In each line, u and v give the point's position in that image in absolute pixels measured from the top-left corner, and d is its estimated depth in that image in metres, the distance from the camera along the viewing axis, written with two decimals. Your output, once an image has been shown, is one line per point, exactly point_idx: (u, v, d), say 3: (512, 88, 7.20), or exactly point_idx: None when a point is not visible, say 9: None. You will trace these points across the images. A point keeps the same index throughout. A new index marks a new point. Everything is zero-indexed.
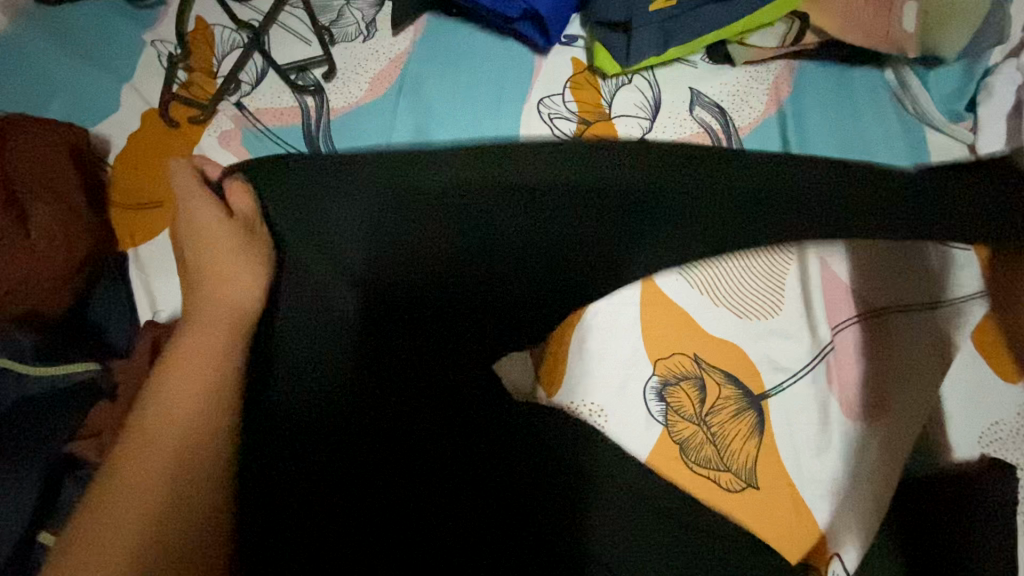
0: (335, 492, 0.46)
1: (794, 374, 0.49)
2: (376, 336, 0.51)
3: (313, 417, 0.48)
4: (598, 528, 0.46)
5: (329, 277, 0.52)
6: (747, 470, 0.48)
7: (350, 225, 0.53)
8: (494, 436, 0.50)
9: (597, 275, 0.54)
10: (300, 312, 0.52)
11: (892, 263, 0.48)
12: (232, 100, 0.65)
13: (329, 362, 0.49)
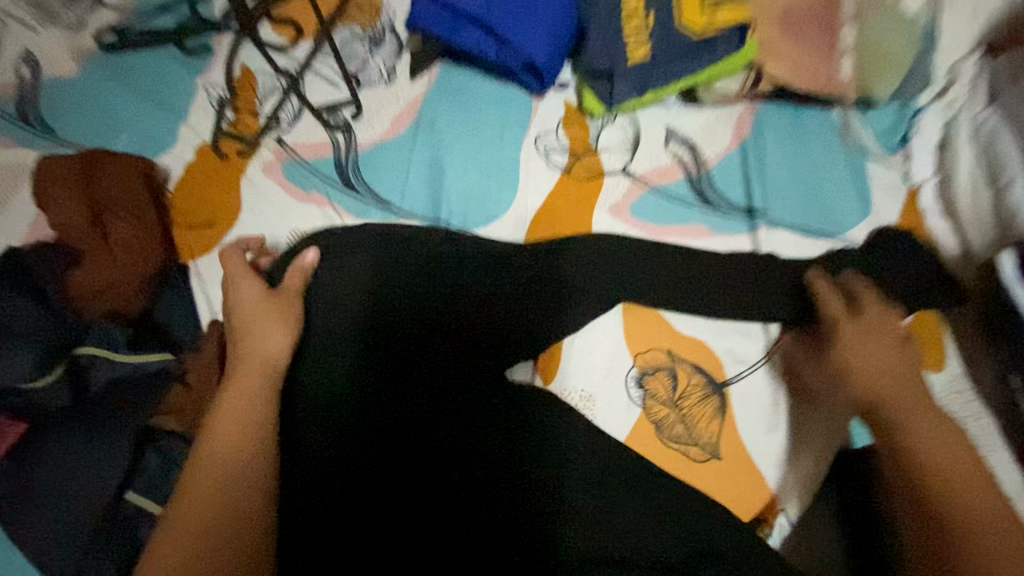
0: (371, 489, 0.57)
1: (750, 365, 0.62)
2: (387, 397, 0.60)
3: (337, 460, 0.58)
4: (579, 527, 0.55)
5: (347, 347, 0.62)
6: (712, 444, 0.58)
7: (342, 275, 0.64)
8: (480, 464, 0.58)
9: (582, 296, 0.65)
10: (320, 378, 0.61)
11: (818, 284, 0.63)
12: (273, 136, 0.76)
13: (347, 416, 0.59)
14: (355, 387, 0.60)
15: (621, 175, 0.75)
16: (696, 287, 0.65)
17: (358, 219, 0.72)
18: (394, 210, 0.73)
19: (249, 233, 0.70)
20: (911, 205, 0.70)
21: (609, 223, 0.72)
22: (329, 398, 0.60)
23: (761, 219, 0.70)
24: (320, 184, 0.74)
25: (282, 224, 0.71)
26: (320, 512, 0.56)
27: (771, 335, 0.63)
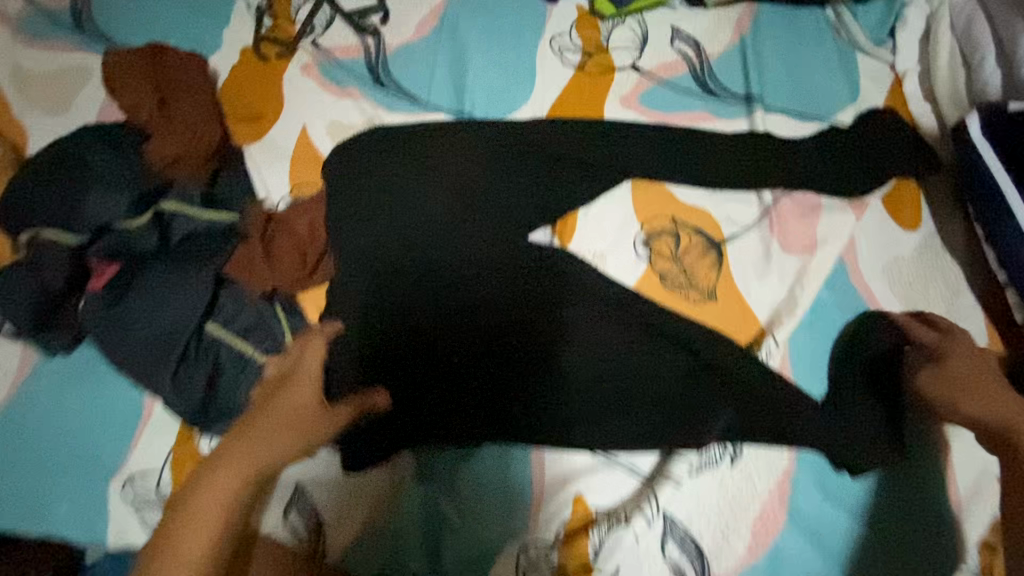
0: (393, 364, 0.61)
1: (744, 226, 0.69)
2: (416, 280, 0.64)
3: (366, 336, 0.61)
4: (586, 385, 0.60)
5: (376, 233, 0.65)
6: (709, 289, 0.66)
7: (367, 174, 0.68)
8: (492, 343, 0.62)
9: (593, 177, 0.71)
10: (351, 260, 0.65)
11: (805, 157, 0.71)
12: (309, 41, 0.83)
13: (378, 295, 0.63)
14: (383, 289, 0.63)
15: (631, 71, 0.81)
16: (699, 162, 0.71)
17: (390, 112, 0.79)
18: (422, 104, 0.80)
19: (291, 124, 0.77)
20: (895, 91, 0.76)
21: (620, 112, 0.78)
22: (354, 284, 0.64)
23: (758, 104, 0.76)
24: (354, 82, 0.81)
25: (320, 116, 0.78)
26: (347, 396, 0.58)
27: (765, 202, 0.71)
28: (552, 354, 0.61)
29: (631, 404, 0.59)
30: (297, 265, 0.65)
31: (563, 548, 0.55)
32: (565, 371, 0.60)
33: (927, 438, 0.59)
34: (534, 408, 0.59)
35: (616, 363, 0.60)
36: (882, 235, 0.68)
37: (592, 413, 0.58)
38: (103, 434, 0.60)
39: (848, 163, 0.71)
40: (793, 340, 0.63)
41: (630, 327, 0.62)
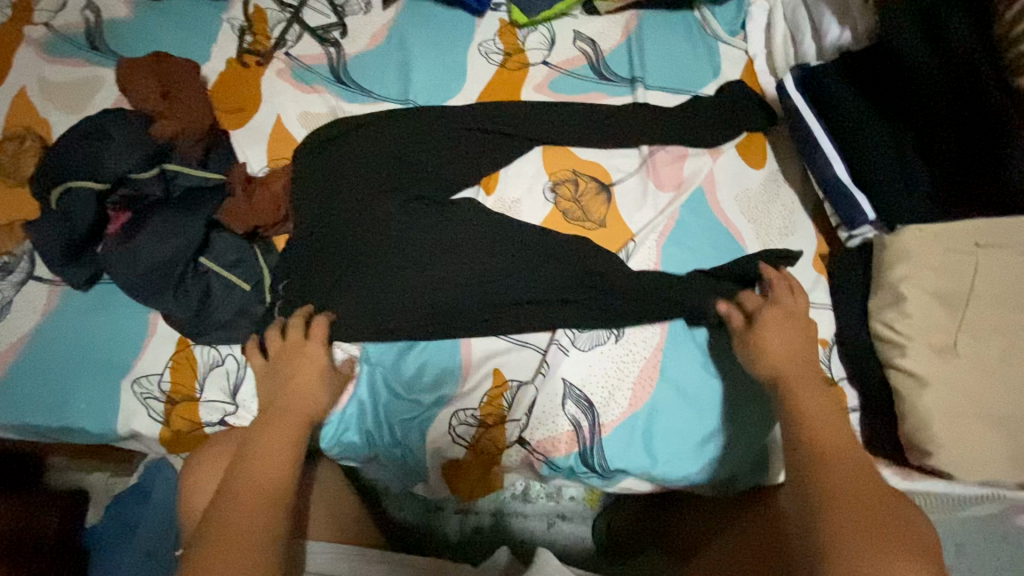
0: (346, 286, 0.73)
1: (628, 173, 0.88)
2: (360, 218, 0.76)
3: (328, 264, 0.74)
4: (508, 298, 0.73)
5: (343, 193, 0.83)
6: (601, 219, 0.85)
7: (342, 153, 0.87)
8: (426, 264, 0.74)
9: (516, 144, 0.90)
10: (319, 209, 0.81)
11: (678, 118, 0.89)
12: (282, 52, 1.03)
13: (334, 230, 0.76)
14: (340, 224, 0.76)
15: (542, 65, 1.01)
16: (591, 128, 0.90)
17: (349, 103, 0.98)
18: (375, 96, 0.99)
19: (269, 114, 0.96)
20: (748, 68, 0.97)
21: (533, 97, 0.98)
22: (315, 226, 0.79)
23: (640, 82, 0.97)
24: (319, 81, 1.00)
25: (292, 108, 0.97)
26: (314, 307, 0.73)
27: (644, 154, 0.90)
28: (482, 276, 0.74)
29: (536, 308, 0.73)
30: (271, 209, 0.80)
31: (484, 409, 0.71)
32: (487, 285, 0.73)
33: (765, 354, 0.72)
34: (463, 315, 0.73)
35: (526, 274, 0.74)
36: (734, 174, 0.87)
37: (511, 315, 0.73)
38: (117, 346, 0.75)
39: (714, 121, 0.89)
40: (664, 252, 0.81)
41: (541, 255, 0.75)
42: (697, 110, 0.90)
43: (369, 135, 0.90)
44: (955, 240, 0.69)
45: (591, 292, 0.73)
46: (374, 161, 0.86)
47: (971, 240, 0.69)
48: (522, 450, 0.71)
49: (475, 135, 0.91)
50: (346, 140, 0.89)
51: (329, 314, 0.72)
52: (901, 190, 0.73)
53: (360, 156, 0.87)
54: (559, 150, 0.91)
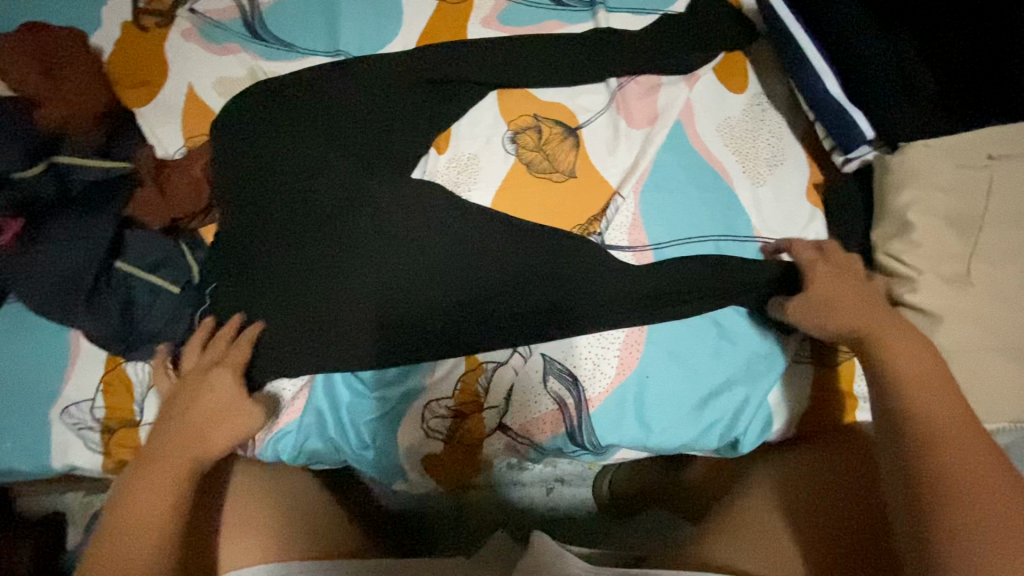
0: (297, 288, 0.66)
1: (595, 111, 0.78)
2: (309, 214, 0.69)
3: (277, 266, 0.67)
4: (476, 277, 0.65)
5: (276, 171, 0.73)
6: (569, 167, 0.75)
7: (270, 122, 0.77)
8: (381, 251, 0.66)
9: (467, 93, 0.80)
10: (249, 195, 0.71)
11: (644, 47, 0.79)
12: (186, 8, 0.88)
13: (281, 229, 0.69)
14: (288, 223, 0.69)
15: None
16: (549, 69, 0.80)
17: (270, 62, 0.85)
18: (300, 50, 0.86)
19: (178, 83, 0.83)
20: None
21: (481, 33, 0.86)
22: (250, 217, 0.70)
23: (601, 5, 0.85)
24: (234, 38, 0.86)
25: (204, 74, 0.84)
26: (263, 314, 0.65)
27: (611, 88, 0.80)
28: (447, 256, 0.66)
29: (506, 288, 0.65)
30: (190, 197, 0.71)
31: (458, 397, 0.64)
32: (451, 267, 0.65)
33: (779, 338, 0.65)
34: (429, 302, 0.65)
35: (492, 263, 0.65)
36: (715, 101, 0.77)
37: (480, 295, 0.65)
38: (36, 374, 0.66)
39: (684, 47, 0.79)
40: (641, 197, 0.72)
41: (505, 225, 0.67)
42: (663, 35, 0.80)
43: (299, 102, 0.79)
44: (967, 155, 0.62)
45: (569, 260, 0.65)
46: (305, 140, 0.75)
47: (985, 151, 0.62)
48: (504, 437, 0.65)
49: (419, 88, 0.80)
50: (273, 111, 0.78)
51: (280, 319, 0.65)
52: (902, 102, 0.65)
53: (291, 128, 0.76)
54: (517, 93, 0.81)
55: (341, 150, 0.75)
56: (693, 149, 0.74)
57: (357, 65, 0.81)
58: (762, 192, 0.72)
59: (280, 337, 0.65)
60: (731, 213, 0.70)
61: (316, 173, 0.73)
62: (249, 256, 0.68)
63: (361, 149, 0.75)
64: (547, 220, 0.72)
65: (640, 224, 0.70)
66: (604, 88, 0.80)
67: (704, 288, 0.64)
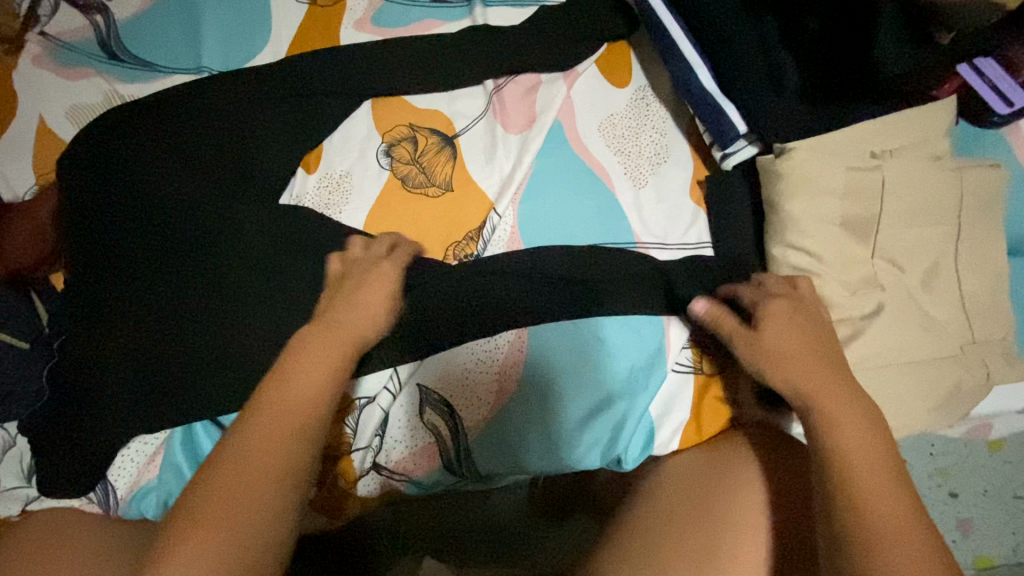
0: (152, 339, 0.63)
1: (471, 118, 0.74)
2: (168, 259, 0.66)
3: (130, 313, 0.63)
4: None
5: (123, 206, 0.67)
6: (446, 181, 0.71)
7: (118, 150, 0.71)
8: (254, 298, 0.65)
9: (337, 102, 0.75)
10: (95, 235, 0.66)
11: (521, 44, 0.75)
12: (37, 31, 0.83)
13: (135, 272, 0.65)
14: (142, 266, 0.65)
15: None
16: (421, 73, 0.75)
17: (127, 83, 0.79)
18: (159, 68, 0.80)
19: (29, 115, 0.78)
20: None
21: (353, 37, 0.80)
22: (100, 260, 0.66)
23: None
24: (87, 60, 0.80)
25: (56, 102, 0.78)
26: (113, 366, 0.61)
27: (489, 91, 0.75)
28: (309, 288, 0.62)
29: None
30: (32, 242, 0.67)
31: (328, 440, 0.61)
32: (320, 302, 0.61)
33: (662, 348, 0.63)
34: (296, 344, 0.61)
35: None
36: (596, 96, 0.73)
37: None
38: None
39: (561, 42, 0.75)
40: (517, 209, 0.68)
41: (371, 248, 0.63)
42: (540, 30, 0.75)
43: (153, 122, 0.73)
44: (850, 154, 0.59)
45: (444, 289, 0.63)
46: (159, 167, 0.70)
47: (867, 149, 0.60)
48: (379, 476, 0.62)
49: (284, 100, 0.74)
50: (122, 136, 0.72)
51: (134, 370, 0.62)
52: (770, 90, 0.62)
53: (142, 155, 0.70)
54: (390, 100, 0.76)
55: (196, 177, 0.70)
56: (572, 153, 0.70)
57: (216, 81, 0.76)
58: (642, 194, 0.68)
59: (134, 388, 0.62)
60: (608, 219, 0.67)
61: (169, 205, 0.68)
62: (100, 301, 0.64)
63: (221, 173, 0.71)
64: (425, 238, 0.69)
65: (518, 237, 0.67)
66: (482, 91, 0.76)
67: (576, 305, 0.62)
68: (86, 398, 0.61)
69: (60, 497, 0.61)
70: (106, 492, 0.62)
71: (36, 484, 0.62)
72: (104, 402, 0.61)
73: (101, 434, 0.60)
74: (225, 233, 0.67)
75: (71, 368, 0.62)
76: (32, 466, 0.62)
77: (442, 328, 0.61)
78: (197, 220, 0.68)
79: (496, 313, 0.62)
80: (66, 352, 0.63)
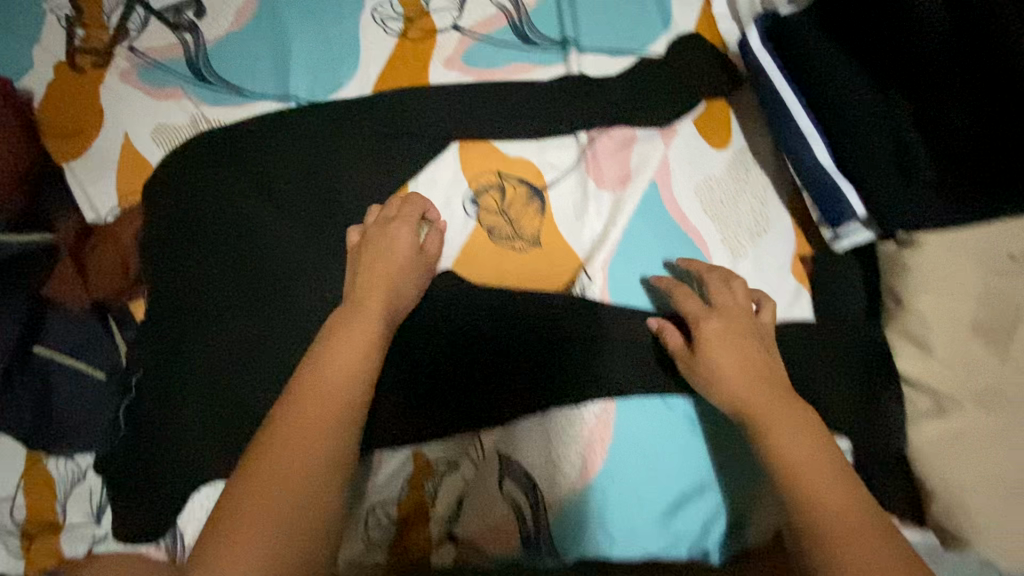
0: (232, 383, 0.61)
1: (562, 169, 0.72)
2: (254, 301, 0.65)
3: (212, 353, 0.62)
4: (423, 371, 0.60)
5: (213, 241, 0.67)
6: (533, 235, 0.69)
7: (207, 180, 0.70)
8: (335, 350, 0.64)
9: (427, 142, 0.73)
10: (181, 267, 0.65)
11: (619, 97, 0.73)
12: (124, 45, 0.81)
13: (219, 311, 0.64)
14: (227, 304, 0.64)
15: (452, 32, 0.81)
16: (512, 118, 0.73)
17: (213, 106, 0.78)
18: (246, 93, 0.79)
19: (116, 133, 0.77)
20: (705, 13, 0.79)
21: (442, 75, 0.79)
22: (184, 294, 0.64)
23: (573, 47, 0.78)
24: (175, 81, 0.79)
25: (142, 121, 0.77)
26: (192, 410, 0.60)
27: (581, 143, 0.73)
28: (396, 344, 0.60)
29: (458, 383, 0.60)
30: (117, 270, 0.66)
31: (403, 503, 0.59)
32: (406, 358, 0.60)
33: None
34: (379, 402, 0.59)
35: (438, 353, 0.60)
36: (696, 158, 0.71)
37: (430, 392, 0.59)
38: None
39: (661, 98, 0.72)
40: (609, 272, 0.65)
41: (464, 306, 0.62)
42: (639, 85, 0.73)
43: (241, 151, 0.72)
44: (984, 254, 0.56)
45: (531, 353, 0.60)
46: (246, 199, 0.69)
47: (1003, 249, 0.56)
48: (455, 549, 0.59)
49: (372, 135, 0.72)
50: (210, 165, 0.71)
51: (214, 414, 0.60)
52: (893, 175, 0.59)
53: (231, 187, 0.69)
54: (479, 146, 0.74)
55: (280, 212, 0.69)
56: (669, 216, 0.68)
57: (304, 110, 0.74)
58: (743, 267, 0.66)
59: (212, 433, 0.60)
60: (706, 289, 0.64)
61: (256, 244, 0.67)
62: (181, 339, 0.62)
63: (310, 212, 0.69)
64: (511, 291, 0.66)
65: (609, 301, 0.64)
66: (574, 140, 0.74)
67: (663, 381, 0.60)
68: (164, 438, 0.60)
69: (129, 539, 0.60)
70: (175, 538, 0.60)
71: (104, 523, 0.60)
72: (182, 446, 0.59)
73: (176, 479, 0.59)
74: (311, 277, 0.66)
75: (149, 406, 0.61)
76: (103, 504, 0.61)
77: (525, 393, 0.59)
78: (284, 261, 0.67)
79: (581, 384, 0.59)
80: (143, 387, 0.62)
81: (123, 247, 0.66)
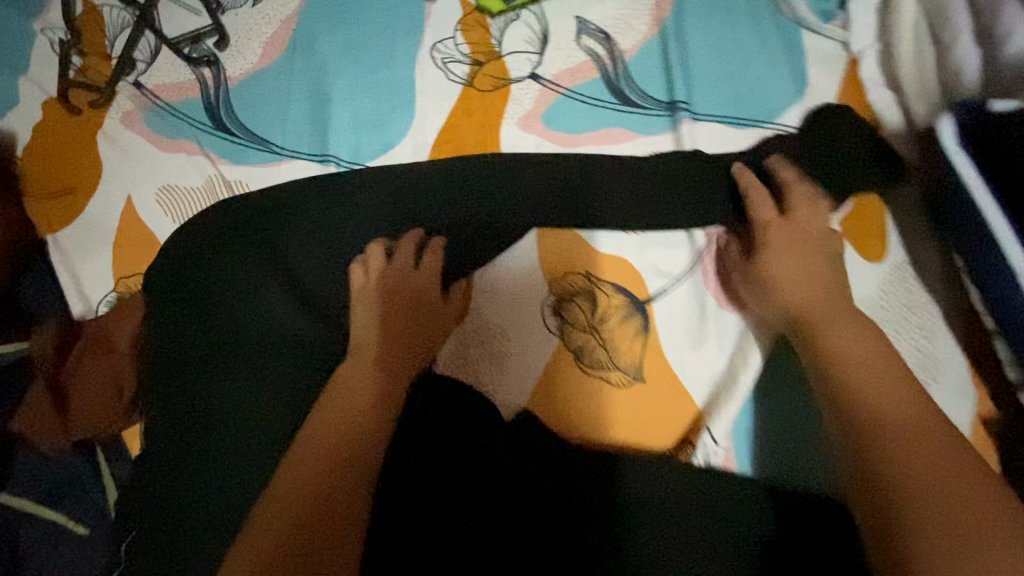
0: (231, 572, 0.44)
1: (673, 278, 0.56)
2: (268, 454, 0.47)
3: (208, 521, 0.45)
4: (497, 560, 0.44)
5: (216, 361, 0.49)
6: (634, 368, 0.54)
7: (208, 272, 0.52)
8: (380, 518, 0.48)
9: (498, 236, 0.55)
10: (177, 396, 0.49)
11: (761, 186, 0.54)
12: (129, 81, 0.67)
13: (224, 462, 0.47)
14: (232, 456, 0.47)
15: (531, 81, 0.66)
16: (615, 207, 0.54)
17: (235, 165, 0.63)
18: (275, 150, 0.64)
19: (113, 196, 0.62)
20: (850, 75, 0.63)
21: (518, 138, 0.64)
22: (179, 433, 0.48)
23: (684, 111, 0.63)
24: (189, 130, 0.64)
25: (146, 181, 0.62)
26: None
27: (698, 243, 0.57)
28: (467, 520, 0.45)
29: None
30: (107, 393, 0.52)
31: None
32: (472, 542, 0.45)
33: None
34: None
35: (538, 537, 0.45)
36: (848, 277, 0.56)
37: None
38: None
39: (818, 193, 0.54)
40: (733, 428, 0.53)
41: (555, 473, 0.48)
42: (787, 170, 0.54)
43: (256, 233, 0.54)
44: None
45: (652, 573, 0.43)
46: (261, 298, 0.51)
47: None
48: None
49: (428, 223, 0.55)
50: (214, 252, 0.53)
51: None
52: None
53: (239, 284, 0.51)
54: (563, 234, 0.58)
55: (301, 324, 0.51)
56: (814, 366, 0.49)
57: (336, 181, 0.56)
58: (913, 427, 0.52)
59: None
60: None
61: (272, 370, 0.49)
62: (176, 496, 0.47)
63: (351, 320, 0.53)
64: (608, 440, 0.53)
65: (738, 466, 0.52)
66: (689, 237, 0.57)
67: None
68: None
69: None
70: None
71: None
72: None
73: None
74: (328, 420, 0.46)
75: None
76: None
77: None
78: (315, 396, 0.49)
79: None
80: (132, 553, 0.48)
81: (115, 361, 0.52)
